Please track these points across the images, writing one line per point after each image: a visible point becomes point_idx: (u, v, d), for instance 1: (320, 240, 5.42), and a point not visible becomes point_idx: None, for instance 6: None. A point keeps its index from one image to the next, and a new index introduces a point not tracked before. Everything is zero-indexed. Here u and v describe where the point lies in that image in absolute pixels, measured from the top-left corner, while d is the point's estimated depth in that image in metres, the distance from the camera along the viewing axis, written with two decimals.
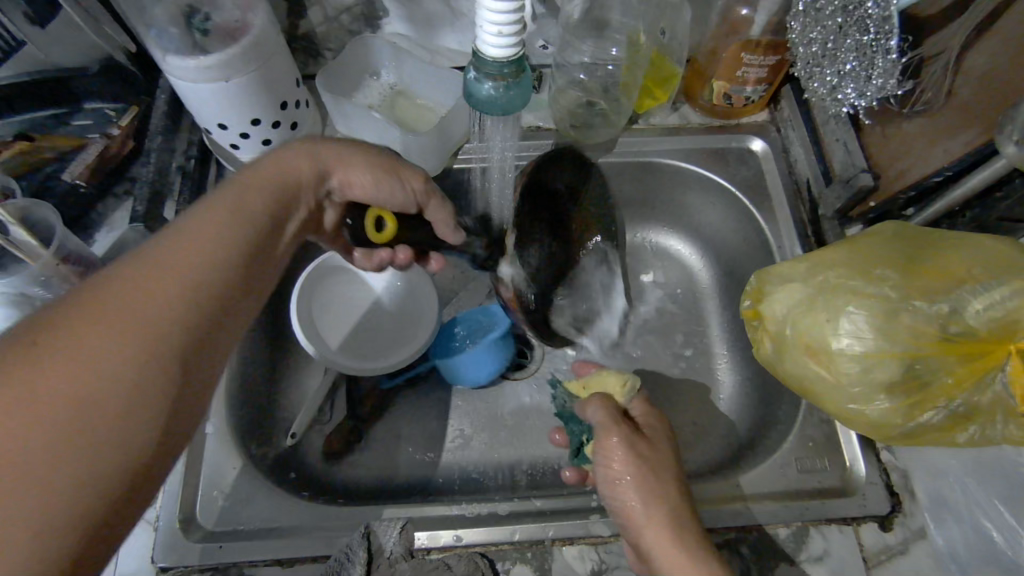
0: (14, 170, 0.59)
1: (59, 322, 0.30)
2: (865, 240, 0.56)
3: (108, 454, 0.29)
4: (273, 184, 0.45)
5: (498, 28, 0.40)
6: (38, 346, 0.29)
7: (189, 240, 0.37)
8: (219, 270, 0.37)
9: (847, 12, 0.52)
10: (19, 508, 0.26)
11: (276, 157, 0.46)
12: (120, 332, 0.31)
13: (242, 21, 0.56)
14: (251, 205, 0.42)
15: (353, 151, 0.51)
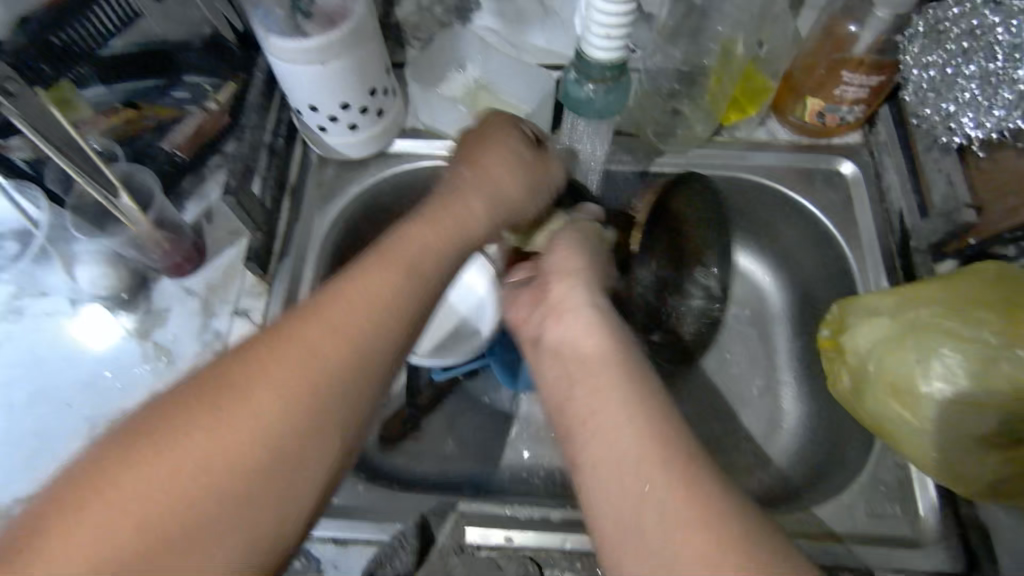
0: (119, 135, 0.62)
1: (247, 365, 0.35)
2: (964, 279, 0.52)
3: (281, 495, 0.34)
4: (452, 221, 0.47)
5: (607, 31, 0.41)
6: (235, 390, 0.35)
7: (368, 284, 0.40)
8: (381, 311, 0.40)
9: (974, 36, 0.53)
10: (218, 536, 0.32)
11: (453, 194, 0.48)
12: (300, 384, 0.36)
13: (343, 7, 0.57)
14: (432, 245, 0.45)
15: (518, 179, 0.51)
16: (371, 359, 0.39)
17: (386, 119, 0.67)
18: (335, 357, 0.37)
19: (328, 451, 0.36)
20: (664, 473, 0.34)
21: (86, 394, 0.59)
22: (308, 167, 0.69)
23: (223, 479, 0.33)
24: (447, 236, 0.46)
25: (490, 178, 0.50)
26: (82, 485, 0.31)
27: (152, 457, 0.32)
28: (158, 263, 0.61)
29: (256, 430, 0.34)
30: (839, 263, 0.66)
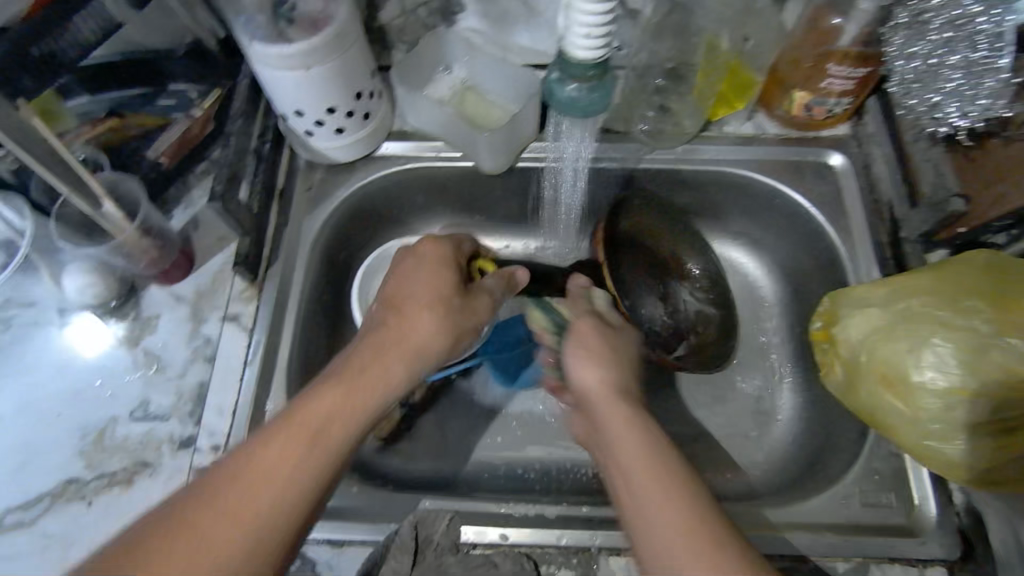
0: (104, 144, 0.63)
1: (166, 526, 0.37)
2: (954, 269, 0.52)
3: None
4: (365, 375, 0.46)
5: (588, 31, 0.40)
6: (150, 554, 0.36)
7: (280, 441, 0.41)
8: (292, 468, 0.41)
9: (956, 27, 0.53)
10: None
11: (358, 357, 0.47)
12: (215, 543, 0.37)
13: (327, 12, 0.57)
14: (346, 400, 0.44)
15: (433, 321, 0.50)
16: (285, 515, 0.40)
17: (372, 122, 0.67)
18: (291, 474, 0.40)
19: None
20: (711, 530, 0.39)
21: (75, 404, 0.59)
22: (296, 171, 0.69)
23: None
24: (360, 399, 0.45)
25: (414, 323, 0.49)
26: None
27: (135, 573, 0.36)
28: (146, 271, 0.61)
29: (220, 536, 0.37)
30: (829, 255, 0.66)
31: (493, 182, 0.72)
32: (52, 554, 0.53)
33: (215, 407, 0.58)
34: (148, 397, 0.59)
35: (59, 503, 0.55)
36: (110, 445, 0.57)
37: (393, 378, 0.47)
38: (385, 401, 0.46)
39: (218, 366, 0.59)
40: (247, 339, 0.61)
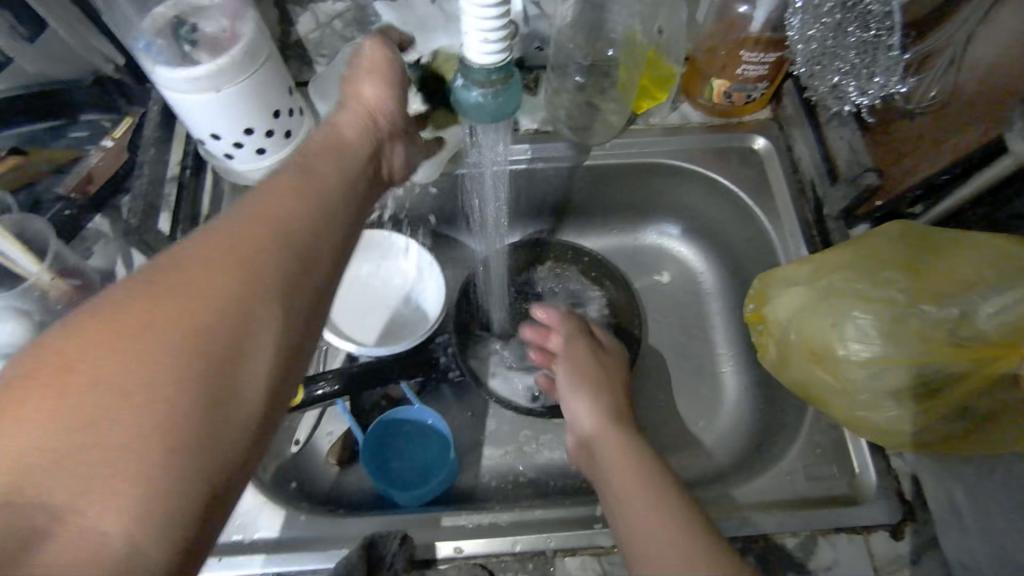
0: (12, 184, 0.60)
1: (118, 303, 0.32)
2: (875, 239, 0.54)
3: (128, 411, 0.29)
4: (272, 210, 0.40)
5: (486, 35, 0.39)
6: (78, 350, 0.30)
7: (236, 231, 0.37)
8: (277, 228, 0.38)
9: (846, 8, 0.51)
10: (74, 456, 0.28)
11: (278, 186, 0.43)
12: (185, 298, 0.33)
13: (231, 30, 0.55)
14: (289, 203, 0.41)
15: (335, 175, 0.47)
16: (257, 257, 0.36)
17: (295, 139, 0.65)
18: (237, 288, 0.34)
19: (151, 392, 0.29)
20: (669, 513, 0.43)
21: None
22: (219, 197, 0.67)
23: (105, 408, 0.29)
24: (281, 225, 0.39)
25: (302, 188, 0.43)
26: None
27: (59, 437, 0.28)
28: (66, 313, 0.58)
29: (130, 383, 0.29)
30: (761, 237, 0.68)
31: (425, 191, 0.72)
32: None
33: None
34: None
35: None
36: None
37: (335, 188, 0.45)
38: (314, 220, 0.41)
39: None
40: None
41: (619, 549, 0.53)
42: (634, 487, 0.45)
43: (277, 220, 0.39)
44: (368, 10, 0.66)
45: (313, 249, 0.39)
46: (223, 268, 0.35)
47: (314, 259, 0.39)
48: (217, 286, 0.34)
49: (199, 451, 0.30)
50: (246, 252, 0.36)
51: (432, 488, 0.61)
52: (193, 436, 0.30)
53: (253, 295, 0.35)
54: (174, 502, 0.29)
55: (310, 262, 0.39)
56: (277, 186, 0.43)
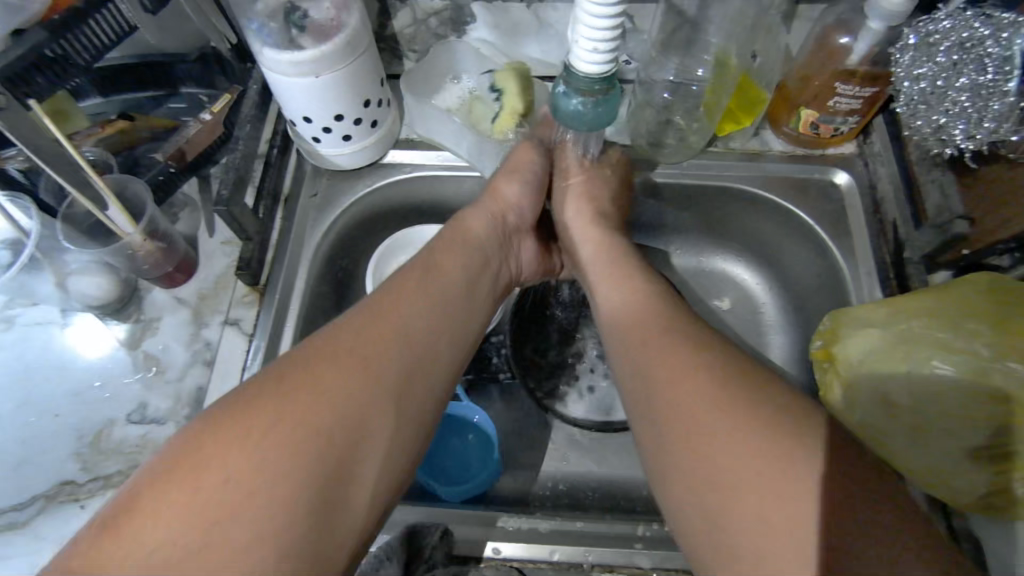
0: (114, 146, 0.63)
1: (242, 406, 0.41)
2: (957, 288, 0.53)
3: (257, 499, 0.38)
4: (391, 319, 0.48)
5: (595, 45, 0.40)
6: (215, 440, 0.39)
7: (349, 346, 0.45)
8: (393, 344, 0.47)
9: (964, 50, 0.51)
10: (216, 529, 0.36)
11: (397, 288, 0.51)
12: (308, 406, 0.41)
13: (337, 20, 0.57)
14: (405, 313, 0.49)
15: (444, 266, 0.55)
16: (375, 370, 0.45)
17: (380, 130, 0.67)
18: (355, 393, 0.43)
19: (277, 490, 0.38)
20: (763, 430, 0.41)
21: (75, 404, 0.59)
22: (300, 177, 0.70)
23: (237, 498, 0.37)
24: (395, 342, 0.47)
25: (411, 291, 0.51)
26: (134, 500, 0.37)
27: (205, 522, 0.36)
28: (151, 273, 0.61)
29: (257, 485, 0.38)
30: (833, 274, 0.66)
31: None
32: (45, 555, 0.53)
33: None
34: (146, 400, 0.59)
35: (54, 505, 0.55)
36: (107, 447, 0.57)
37: (451, 309, 0.52)
38: (426, 326, 0.50)
39: (217, 371, 0.60)
40: (247, 345, 0.61)
41: (656, 571, 0.53)
42: (718, 413, 0.43)
43: (394, 329, 0.48)
44: (466, 10, 0.68)
45: (422, 362, 0.48)
46: (341, 383, 0.43)
47: (421, 370, 0.47)
48: (337, 391, 0.43)
49: (308, 510, 0.39)
50: (360, 369, 0.44)
51: (475, 480, 0.63)
52: (307, 507, 0.39)
53: (367, 410, 0.43)
54: (283, 562, 0.37)
55: (417, 373, 0.47)
56: (391, 287, 0.51)
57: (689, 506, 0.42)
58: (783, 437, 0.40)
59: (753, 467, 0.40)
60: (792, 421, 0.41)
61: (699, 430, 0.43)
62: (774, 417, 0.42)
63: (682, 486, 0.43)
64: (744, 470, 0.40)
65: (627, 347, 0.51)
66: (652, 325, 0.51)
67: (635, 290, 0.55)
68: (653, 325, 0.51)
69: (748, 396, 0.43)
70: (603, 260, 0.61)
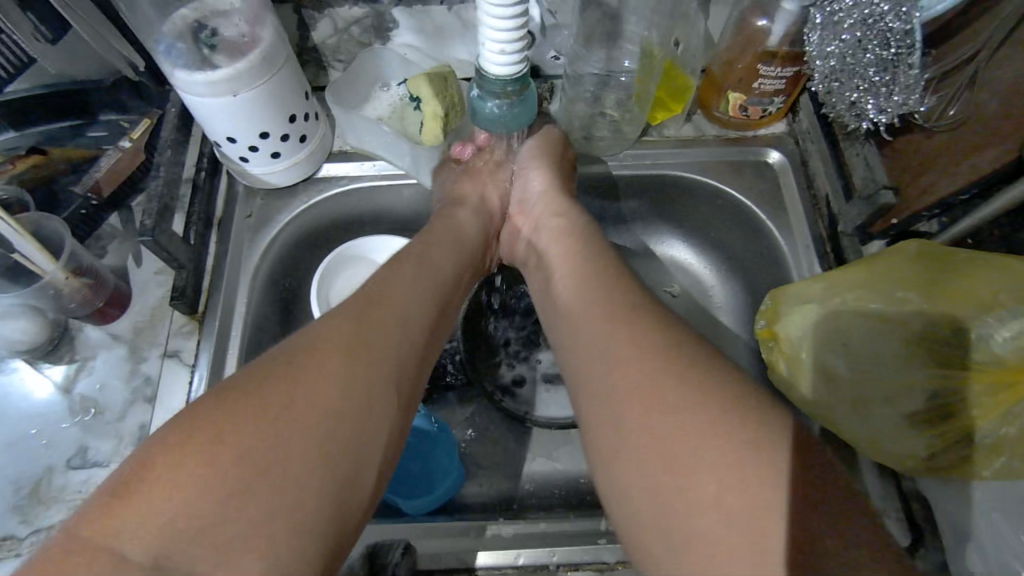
0: (27, 182, 0.60)
1: (250, 382, 0.39)
2: (883, 258, 0.54)
3: (276, 473, 0.36)
4: (387, 301, 0.48)
5: (501, 47, 0.39)
6: (224, 415, 0.37)
7: (356, 322, 0.45)
8: (399, 323, 0.47)
9: (867, 25, 0.51)
10: (233, 507, 0.34)
11: (388, 276, 0.50)
12: (321, 378, 0.40)
13: (250, 36, 0.55)
14: (405, 296, 0.49)
15: (428, 260, 0.55)
16: (383, 347, 0.44)
17: (309, 144, 0.66)
18: (368, 384, 0.41)
19: (300, 461, 0.37)
20: (721, 407, 0.38)
21: (10, 455, 0.57)
22: (233, 199, 0.68)
23: (260, 469, 0.36)
24: (397, 322, 0.46)
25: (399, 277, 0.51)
26: (131, 482, 0.34)
27: (222, 493, 0.34)
28: (79, 311, 0.59)
29: (277, 455, 0.36)
30: (773, 252, 0.67)
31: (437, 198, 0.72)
32: None
33: None
34: (86, 443, 0.57)
35: None
36: (48, 496, 0.55)
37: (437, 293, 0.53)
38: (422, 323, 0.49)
39: (158, 407, 0.58)
40: (189, 376, 0.60)
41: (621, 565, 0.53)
42: (673, 385, 0.40)
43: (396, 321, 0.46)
44: (387, 16, 0.67)
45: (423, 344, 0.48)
46: (352, 355, 0.42)
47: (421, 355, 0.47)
48: (340, 375, 0.41)
49: (319, 515, 0.36)
50: (371, 343, 0.44)
51: (434, 496, 0.61)
52: (330, 475, 0.37)
53: (381, 382, 0.42)
54: (317, 532, 0.36)
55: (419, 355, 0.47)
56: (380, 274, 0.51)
57: (644, 499, 0.38)
58: (753, 412, 0.37)
59: (710, 438, 0.37)
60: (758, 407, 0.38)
61: (655, 401, 0.40)
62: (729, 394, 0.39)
63: (634, 464, 0.39)
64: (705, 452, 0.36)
65: (589, 319, 0.48)
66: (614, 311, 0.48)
67: (601, 279, 0.52)
68: (619, 306, 0.47)
69: (714, 377, 0.40)
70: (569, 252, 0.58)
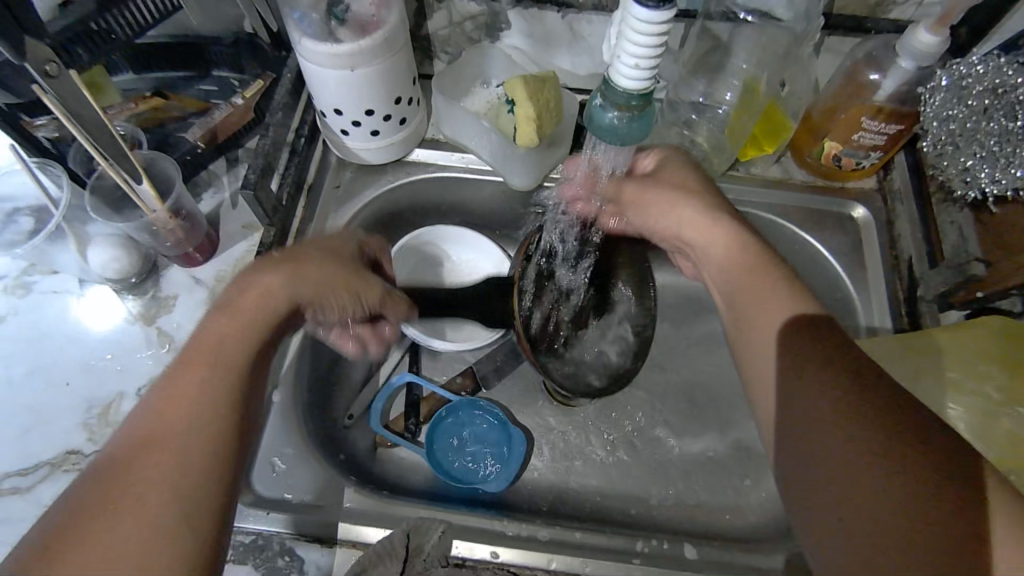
0: (142, 122, 0.64)
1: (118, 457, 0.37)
2: (973, 329, 0.54)
3: (161, 478, 0.37)
4: (252, 320, 0.44)
5: (637, 61, 0.44)
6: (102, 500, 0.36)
7: (199, 356, 0.42)
8: (243, 313, 0.44)
9: (996, 95, 0.53)
10: (113, 525, 0.35)
11: (253, 290, 0.45)
12: (186, 432, 0.39)
13: (376, 16, 0.57)
14: (252, 313, 0.45)
15: (324, 268, 0.49)
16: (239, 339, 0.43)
17: (408, 127, 0.68)
18: (211, 387, 0.41)
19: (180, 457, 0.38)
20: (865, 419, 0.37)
21: (84, 375, 0.60)
22: (325, 168, 0.70)
23: (132, 472, 0.37)
24: (250, 314, 0.44)
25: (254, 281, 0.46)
26: (59, 533, 0.35)
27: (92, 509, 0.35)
28: (171, 250, 0.62)
29: (151, 453, 0.38)
30: (844, 305, 0.67)
31: (516, 198, 0.73)
32: None
33: None
34: (157, 375, 0.60)
35: (58, 472, 0.56)
36: (115, 420, 0.58)
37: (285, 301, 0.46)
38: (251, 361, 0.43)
39: None
40: None
41: None
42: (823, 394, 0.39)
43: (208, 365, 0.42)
44: (501, 17, 0.68)
45: (256, 318, 0.44)
46: (205, 394, 0.40)
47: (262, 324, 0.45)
48: (207, 394, 0.40)
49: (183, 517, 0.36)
50: (216, 342, 0.43)
51: (513, 456, 0.65)
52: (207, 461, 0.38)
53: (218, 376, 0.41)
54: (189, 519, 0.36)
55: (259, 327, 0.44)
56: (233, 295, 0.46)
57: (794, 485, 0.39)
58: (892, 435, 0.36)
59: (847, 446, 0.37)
60: (891, 418, 0.36)
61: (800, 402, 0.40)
62: (880, 411, 0.37)
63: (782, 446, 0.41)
64: (849, 481, 0.36)
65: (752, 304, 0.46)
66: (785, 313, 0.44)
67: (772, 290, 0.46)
68: (770, 298, 0.45)
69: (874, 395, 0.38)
70: (733, 270, 0.49)
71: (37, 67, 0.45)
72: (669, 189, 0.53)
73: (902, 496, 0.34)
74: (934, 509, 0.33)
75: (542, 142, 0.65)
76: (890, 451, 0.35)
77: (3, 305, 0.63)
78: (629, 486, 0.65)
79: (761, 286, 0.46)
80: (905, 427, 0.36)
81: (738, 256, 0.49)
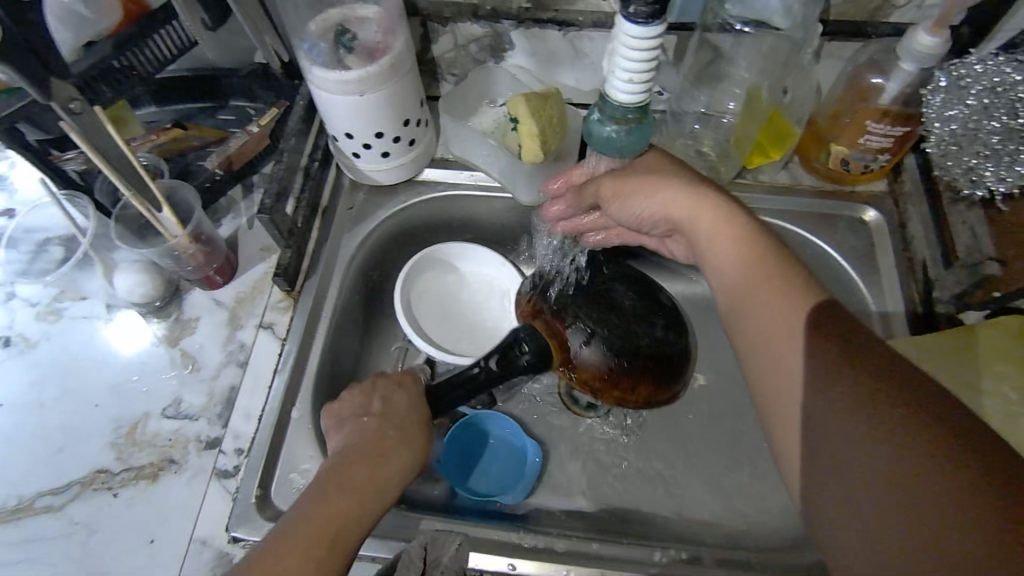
0: (164, 152, 0.66)
1: None
2: (988, 330, 0.54)
3: None
4: (380, 478, 0.47)
5: (628, 80, 0.47)
6: None
7: (335, 497, 0.45)
8: (374, 468, 0.48)
9: (995, 93, 0.53)
10: None
11: (382, 451, 0.49)
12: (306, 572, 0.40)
13: (383, 43, 0.59)
14: (381, 471, 0.48)
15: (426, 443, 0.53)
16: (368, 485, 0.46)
17: (417, 148, 0.70)
18: (340, 536, 0.43)
19: None
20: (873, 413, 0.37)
21: (112, 397, 0.62)
22: (339, 190, 0.73)
23: None
24: (377, 468, 0.48)
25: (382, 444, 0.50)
26: None
27: None
28: (193, 274, 0.64)
29: None
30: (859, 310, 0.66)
31: (525, 213, 0.74)
32: (78, 540, 0.56)
33: (243, 411, 0.61)
34: (181, 396, 0.62)
35: (88, 491, 0.58)
36: (142, 439, 0.60)
37: (403, 466, 0.50)
38: (373, 513, 0.46)
39: (249, 373, 0.62)
40: (279, 347, 0.64)
41: None
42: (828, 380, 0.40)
43: (323, 538, 0.42)
44: (505, 38, 0.69)
45: (382, 476, 0.48)
46: (330, 542, 0.42)
47: (387, 477, 0.48)
48: (332, 541, 0.43)
49: None
50: (352, 487, 0.46)
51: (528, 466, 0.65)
52: None
53: (347, 521, 0.44)
54: None
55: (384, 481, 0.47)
56: (357, 447, 0.49)
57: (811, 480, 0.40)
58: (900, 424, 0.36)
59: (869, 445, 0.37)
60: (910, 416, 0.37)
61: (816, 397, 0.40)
62: (895, 410, 0.37)
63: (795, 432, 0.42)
64: (866, 488, 0.37)
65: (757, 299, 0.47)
66: (790, 309, 0.45)
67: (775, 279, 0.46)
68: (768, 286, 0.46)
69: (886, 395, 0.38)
70: (734, 265, 0.49)
71: (62, 106, 0.48)
72: (652, 174, 0.54)
73: (924, 502, 0.34)
74: (951, 530, 0.33)
75: (547, 157, 0.66)
76: (903, 462, 0.36)
77: (35, 331, 0.65)
78: (648, 497, 0.65)
79: (762, 279, 0.47)
80: (926, 423, 0.36)
81: (732, 248, 0.49)
